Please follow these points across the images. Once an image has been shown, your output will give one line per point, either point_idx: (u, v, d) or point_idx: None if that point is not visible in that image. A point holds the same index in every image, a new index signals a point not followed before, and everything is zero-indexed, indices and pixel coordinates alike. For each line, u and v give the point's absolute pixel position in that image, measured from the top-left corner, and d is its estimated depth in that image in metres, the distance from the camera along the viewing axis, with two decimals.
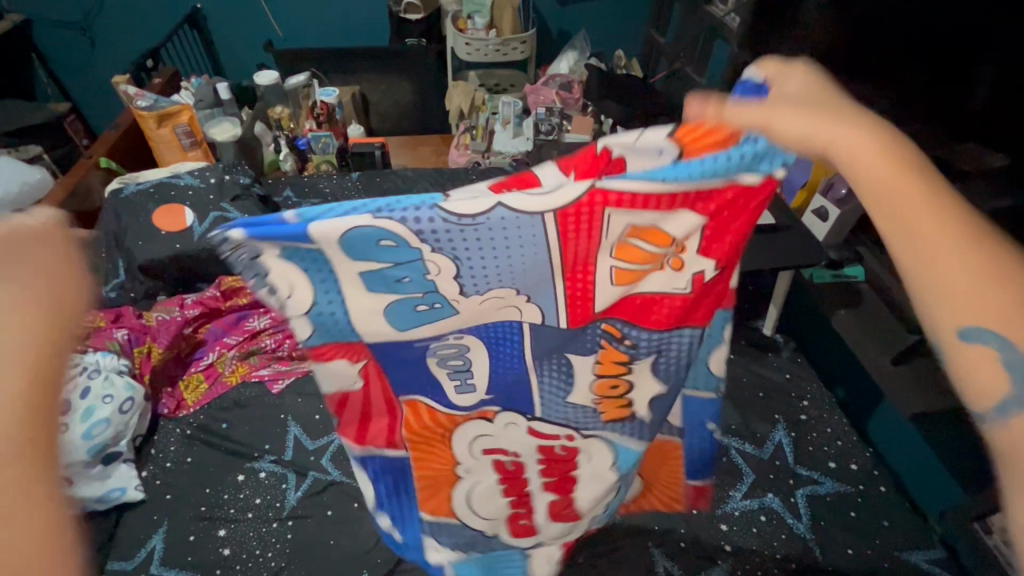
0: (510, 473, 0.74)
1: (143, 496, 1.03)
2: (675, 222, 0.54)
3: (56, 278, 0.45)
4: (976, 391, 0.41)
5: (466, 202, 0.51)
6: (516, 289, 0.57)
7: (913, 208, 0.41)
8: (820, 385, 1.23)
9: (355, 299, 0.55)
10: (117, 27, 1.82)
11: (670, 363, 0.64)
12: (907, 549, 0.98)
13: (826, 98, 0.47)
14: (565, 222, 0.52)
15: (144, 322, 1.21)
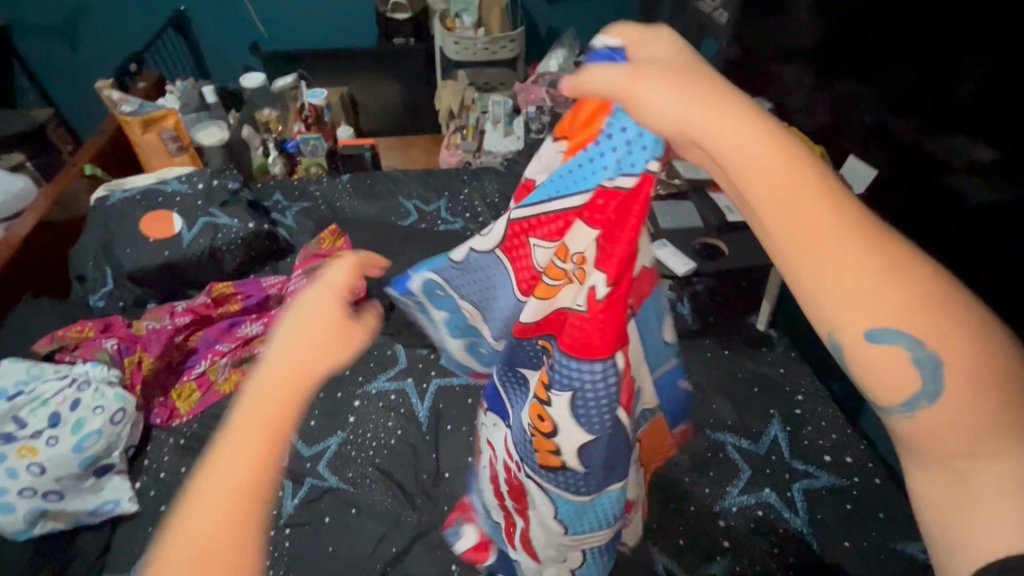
0: (492, 482, 0.78)
1: (136, 508, 1.01)
2: (574, 235, 0.56)
3: (329, 341, 0.47)
4: (885, 388, 0.38)
5: (457, 252, 0.64)
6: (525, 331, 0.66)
7: (777, 182, 0.39)
8: (814, 379, 1.24)
9: (451, 341, 0.71)
10: (100, 32, 1.79)
11: (588, 404, 0.60)
12: (904, 541, 0.99)
13: (684, 67, 0.48)
14: (509, 252, 0.61)
15: (134, 331, 1.20)
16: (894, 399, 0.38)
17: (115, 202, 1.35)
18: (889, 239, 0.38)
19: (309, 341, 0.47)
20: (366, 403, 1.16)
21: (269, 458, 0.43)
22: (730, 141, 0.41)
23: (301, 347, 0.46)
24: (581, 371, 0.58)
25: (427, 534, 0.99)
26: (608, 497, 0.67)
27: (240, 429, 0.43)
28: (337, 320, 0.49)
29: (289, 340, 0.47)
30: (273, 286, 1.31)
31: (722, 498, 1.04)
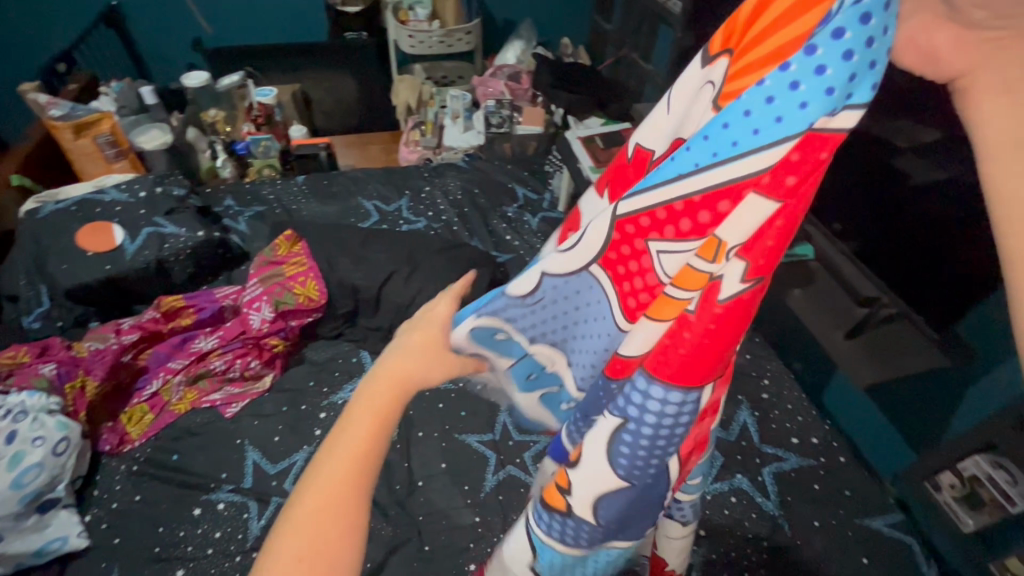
0: None
1: (87, 543, 0.95)
2: (736, 216, 0.37)
3: (427, 357, 0.52)
4: None
5: (520, 282, 0.51)
6: None
7: None
8: (779, 363, 1.27)
9: (522, 397, 0.61)
10: (22, 31, 1.66)
11: (653, 442, 0.43)
12: (869, 517, 1.02)
13: None
14: (610, 266, 0.46)
15: (74, 354, 1.12)
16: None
17: (47, 215, 1.25)
18: None
19: (410, 356, 0.51)
20: (332, 415, 1.12)
21: (372, 457, 0.47)
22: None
23: (405, 355, 0.51)
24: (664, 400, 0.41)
25: (402, 546, 0.96)
26: (607, 555, 0.50)
27: (353, 423, 0.47)
28: (436, 340, 0.53)
29: (397, 353, 0.51)
30: (227, 297, 1.25)
31: None
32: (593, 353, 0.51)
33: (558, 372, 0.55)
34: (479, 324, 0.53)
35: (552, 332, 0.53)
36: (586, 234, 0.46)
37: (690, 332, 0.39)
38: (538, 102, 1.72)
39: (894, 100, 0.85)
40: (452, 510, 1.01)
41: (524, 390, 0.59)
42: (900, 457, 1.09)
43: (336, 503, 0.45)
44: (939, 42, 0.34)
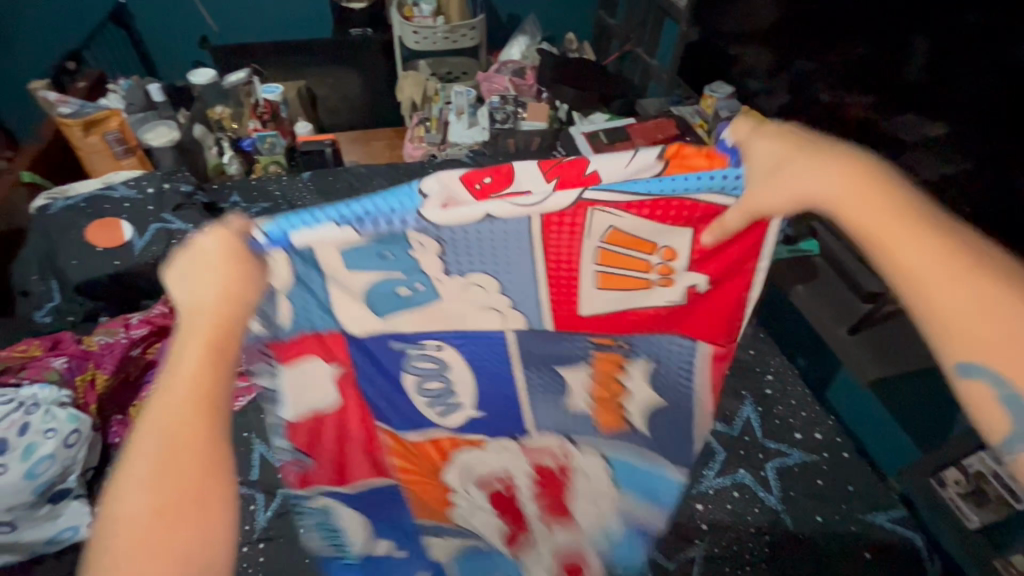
0: (501, 497, 0.85)
1: None
2: (670, 239, 0.56)
3: (229, 280, 0.47)
4: (990, 424, 0.45)
5: (443, 212, 0.50)
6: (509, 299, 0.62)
7: (919, 258, 0.42)
8: (782, 358, 1.27)
9: (345, 301, 0.59)
10: (33, 29, 1.68)
11: (671, 370, 0.69)
12: (872, 512, 1.02)
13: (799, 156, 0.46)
14: (550, 222, 0.54)
15: (85, 347, 1.14)
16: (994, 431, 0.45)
17: (55, 211, 1.26)
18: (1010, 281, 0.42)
19: (207, 282, 0.46)
20: None
21: (213, 405, 0.44)
22: (850, 193, 0.44)
23: (207, 287, 0.46)
24: (650, 342, 0.67)
25: None
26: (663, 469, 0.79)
27: (177, 379, 0.43)
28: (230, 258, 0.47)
29: (193, 288, 0.46)
30: None
31: (699, 481, 1.05)
32: (490, 256, 0.56)
33: (420, 257, 0.55)
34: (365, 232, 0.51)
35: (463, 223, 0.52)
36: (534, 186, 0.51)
37: (660, 306, 0.63)
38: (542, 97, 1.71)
39: (898, 93, 0.84)
40: None
41: (365, 274, 0.56)
42: (902, 454, 1.08)
43: (190, 432, 0.42)
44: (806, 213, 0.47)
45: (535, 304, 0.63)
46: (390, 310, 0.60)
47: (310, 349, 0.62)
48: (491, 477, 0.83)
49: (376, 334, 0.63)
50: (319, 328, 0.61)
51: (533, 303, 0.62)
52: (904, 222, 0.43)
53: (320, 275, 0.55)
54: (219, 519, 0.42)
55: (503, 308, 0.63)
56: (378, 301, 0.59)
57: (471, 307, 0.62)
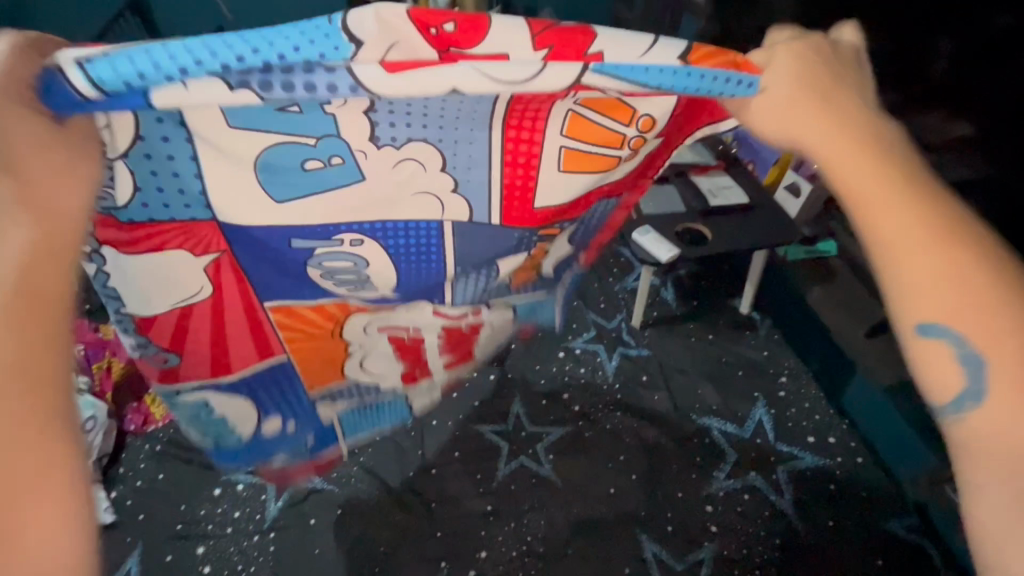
0: (406, 345, 0.81)
1: (114, 518, 0.98)
2: (648, 104, 0.56)
3: (53, 183, 0.41)
4: (940, 385, 0.42)
5: (378, 76, 0.45)
6: (452, 179, 0.62)
7: (874, 194, 0.40)
8: (796, 360, 1.25)
9: (226, 162, 0.56)
10: (52, 16, 1.68)
11: (584, 229, 0.75)
12: (883, 518, 1.01)
13: (808, 85, 0.44)
14: (521, 97, 0.55)
15: (102, 335, 1.15)
16: (941, 401, 0.42)
17: None
18: (969, 232, 0.40)
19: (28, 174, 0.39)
20: None
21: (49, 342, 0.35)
22: (820, 130, 0.43)
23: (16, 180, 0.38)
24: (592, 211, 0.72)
25: (415, 530, 0.98)
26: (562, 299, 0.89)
27: None
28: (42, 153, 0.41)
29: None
30: None
31: (710, 483, 1.04)
32: (433, 116, 0.56)
33: (341, 118, 0.54)
34: (267, 97, 0.45)
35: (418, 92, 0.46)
36: (515, 51, 0.47)
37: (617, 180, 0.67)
38: None
39: None
40: (465, 498, 1.02)
41: (258, 137, 0.55)
42: (917, 458, 1.02)
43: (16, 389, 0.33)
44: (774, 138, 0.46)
45: (484, 185, 0.63)
46: (294, 187, 0.59)
47: (172, 239, 0.60)
48: (396, 329, 0.78)
49: (269, 223, 0.61)
50: (186, 218, 0.60)
51: (480, 186, 0.63)
52: (876, 157, 0.41)
53: (182, 136, 0.54)
54: (67, 536, 0.33)
55: (442, 193, 0.63)
56: (277, 173, 0.58)
57: (401, 190, 0.61)
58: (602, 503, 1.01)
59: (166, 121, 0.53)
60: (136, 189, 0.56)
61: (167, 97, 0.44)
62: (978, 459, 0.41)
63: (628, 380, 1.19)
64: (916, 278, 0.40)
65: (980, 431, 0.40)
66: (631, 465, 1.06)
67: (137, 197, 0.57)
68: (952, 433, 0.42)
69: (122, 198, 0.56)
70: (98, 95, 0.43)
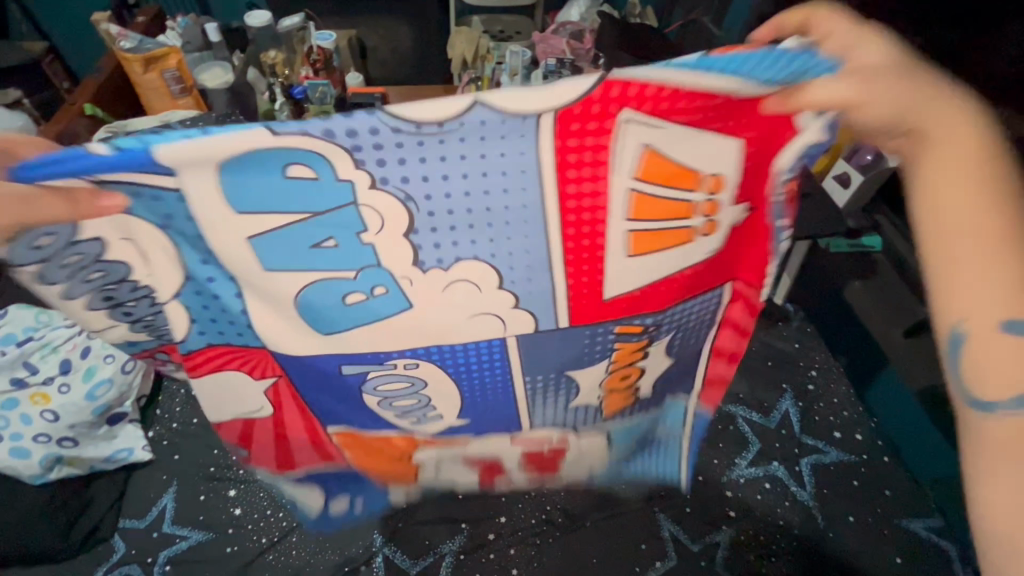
0: (487, 467, 0.87)
1: (150, 456, 1.03)
2: (705, 158, 0.53)
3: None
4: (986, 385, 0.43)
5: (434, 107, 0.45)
6: (495, 267, 0.57)
7: (953, 197, 0.42)
8: (828, 355, 1.23)
9: (274, 285, 0.57)
10: None
11: (683, 341, 0.71)
12: (905, 518, 1.00)
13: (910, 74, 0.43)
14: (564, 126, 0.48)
15: None
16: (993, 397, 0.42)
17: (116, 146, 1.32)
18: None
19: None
20: None
21: None
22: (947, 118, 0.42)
23: None
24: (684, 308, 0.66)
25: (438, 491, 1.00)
26: (673, 412, 0.81)
27: None
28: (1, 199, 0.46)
29: None
30: None
31: (730, 469, 1.04)
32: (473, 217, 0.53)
33: (379, 246, 0.54)
34: (278, 131, 0.45)
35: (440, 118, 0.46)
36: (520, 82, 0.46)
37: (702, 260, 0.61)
38: (599, 64, 1.60)
39: None
40: None
41: (285, 278, 0.56)
42: (943, 461, 1.01)
43: None
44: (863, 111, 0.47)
45: (548, 284, 0.59)
46: (330, 310, 0.59)
47: (228, 363, 0.66)
48: (474, 459, 0.84)
49: (324, 355, 0.64)
50: (244, 345, 0.64)
51: (546, 283, 0.59)
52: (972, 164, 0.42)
53: (223, 277, 0.57)
54: None
55: (493, 291, 0.59)
56: (316, 309, 0.59)
57: (461, 311, 0.60)
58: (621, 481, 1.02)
59: (209, 265, 0.56)
60: (191, 321, 0.62)
61: (172, 154, 0.46)
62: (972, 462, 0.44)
63: None
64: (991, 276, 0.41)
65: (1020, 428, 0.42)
66: None
67: (194, 328, 0.62)
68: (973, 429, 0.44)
69: (177, 332, 0.62)
70: (110, 152, 0.45)
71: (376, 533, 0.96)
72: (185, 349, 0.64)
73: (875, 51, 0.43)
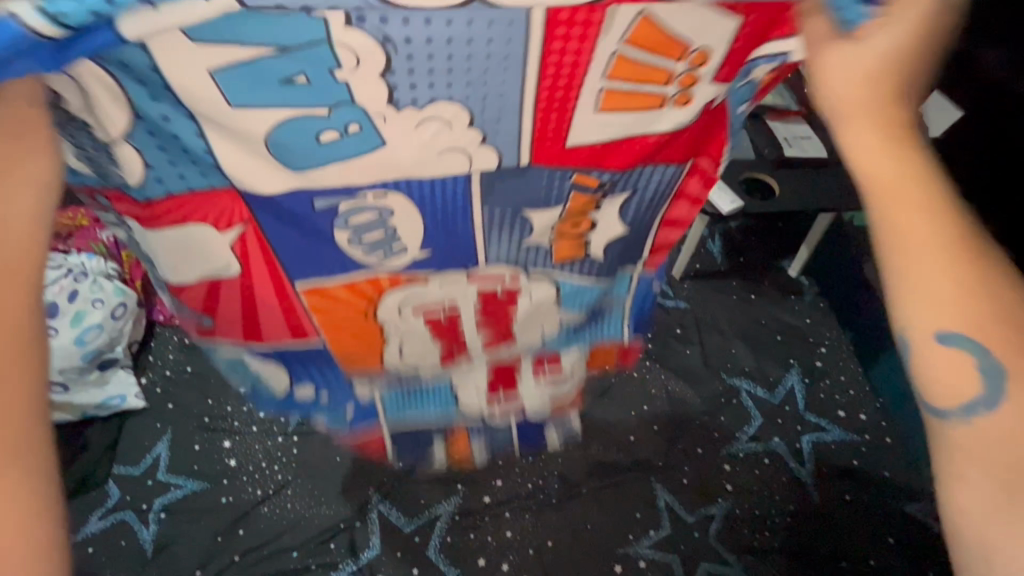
0: (444, 327, 0.74)
1: (143, 404, 1.01)
2: (687, 29, 0.47)
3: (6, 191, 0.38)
4: (948, 390, 0.43)
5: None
6: (468, 112, 0.49)
7: (909, 207, 0.40)
8: (839, 331, 1.20)
9: (242, 121, 0.46)
10: None
11: (637, 206, 0.67)
12: (902, 500, 0.99)
13: (876, 88, 0.41)
14: (552, 21, 0.44)
15: None
16: (948, 403, 0.42)
17: None
18: (981, 260, 0.41)
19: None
20: None
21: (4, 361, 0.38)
22: (873, 131, 0.41)
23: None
24: (645, 176, 0.63)
25: None
26: (623, 281, 0.81)
27: None
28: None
29: None
30: None
31: (730, 443, 1.03)
32: (459, 75, 0.46)
33: (352, 81, 0.44)
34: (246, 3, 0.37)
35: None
36: None
37: (663, 133, 0.58)
38: None
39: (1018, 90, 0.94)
40: None
41: (253, 117, 0.46)
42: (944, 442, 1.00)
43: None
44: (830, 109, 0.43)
45: (514, 131, 0.52)
46: (310, 162, 0.50)
47: (194, 212, 0.54)
48: (430, 309, 0.71)
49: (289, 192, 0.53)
50: (206, 188, 0.53)
51: (510, 136, 0.53)
52: (913, 176, 0.41)
53: (182, 114, 0.46)
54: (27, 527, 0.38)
55: (471, 149, 0.53)
56: (287, 148, 0.49)
57: (427, 153, 0.52)
58: (619, 450, 1.01)
59: (160, 102, 0.45)
60: (147, 167, 0.50)
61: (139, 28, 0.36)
62: (944, 461, 0.43)
63: (661, 332, 1.16)
64: (940, 252, 0.41)
65: (981, 431, 0.41)
66: (654, 416, 1.05)
67: (150, 174, 0.51)
68: (938, 438, 0.43)
69: (129, 175, 0.51)
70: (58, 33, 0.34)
71: (371, 491, 0.95)
72: (144, 198, 0.53)
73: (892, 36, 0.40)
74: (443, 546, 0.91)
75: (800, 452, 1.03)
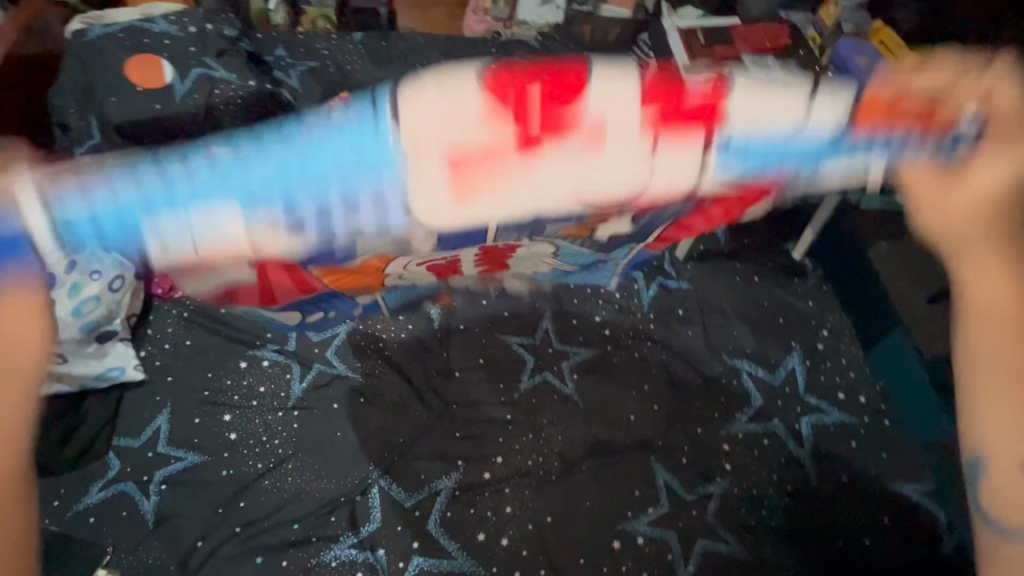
0: (443, 268, 0.78)
1: (143, 376, 1.00)
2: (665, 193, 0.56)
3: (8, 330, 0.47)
4: (1006, 509, 0.52)
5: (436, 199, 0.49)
6: (530, 228, 0.62)
7: (991, 336, 0.51)
8: (841, 314, 1.19)
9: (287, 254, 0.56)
10: None
11: (649, 225, 0.75)
12: (899, 482, 1.00)
13: (976, 212, 0.51)
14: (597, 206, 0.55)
15: None
16: (1004, 515, 0.52)
17: (93, 39, 1.21)
18: None
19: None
20: None
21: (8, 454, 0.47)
22: (991, 269, 0.51)
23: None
24: (650, 221, 0.73)
25: (433, 430, 0.99)
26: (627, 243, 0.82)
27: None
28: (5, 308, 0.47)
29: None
30: None
31: (730, 423, 1.04)
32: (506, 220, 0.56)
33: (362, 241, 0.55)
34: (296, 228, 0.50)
35: (479, 215, 0.52)
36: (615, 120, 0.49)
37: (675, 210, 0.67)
38: None
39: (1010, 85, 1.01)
40: (486, 405, 1.02)
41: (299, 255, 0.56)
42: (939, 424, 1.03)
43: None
44: (937, 226, 0.53)
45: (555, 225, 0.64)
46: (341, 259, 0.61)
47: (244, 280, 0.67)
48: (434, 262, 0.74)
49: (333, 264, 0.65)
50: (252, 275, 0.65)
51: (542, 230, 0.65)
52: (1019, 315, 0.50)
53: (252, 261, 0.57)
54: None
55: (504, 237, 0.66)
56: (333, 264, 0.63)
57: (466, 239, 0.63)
58: (618, 429, 1.01)
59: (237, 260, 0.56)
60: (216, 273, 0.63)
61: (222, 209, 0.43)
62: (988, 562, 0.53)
63: (662, 312, 1.16)
64: (1011, 343, 0.51)
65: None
66: (654, 396, 1.05)
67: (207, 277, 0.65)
68: (987, 543, 0.53)
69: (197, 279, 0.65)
70: None
71: (371, 467, 0.95)
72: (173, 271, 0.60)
73: (992, 175, 0.50)
74: (442, 520, 0.92)
75: (800, 434, 1.03)
